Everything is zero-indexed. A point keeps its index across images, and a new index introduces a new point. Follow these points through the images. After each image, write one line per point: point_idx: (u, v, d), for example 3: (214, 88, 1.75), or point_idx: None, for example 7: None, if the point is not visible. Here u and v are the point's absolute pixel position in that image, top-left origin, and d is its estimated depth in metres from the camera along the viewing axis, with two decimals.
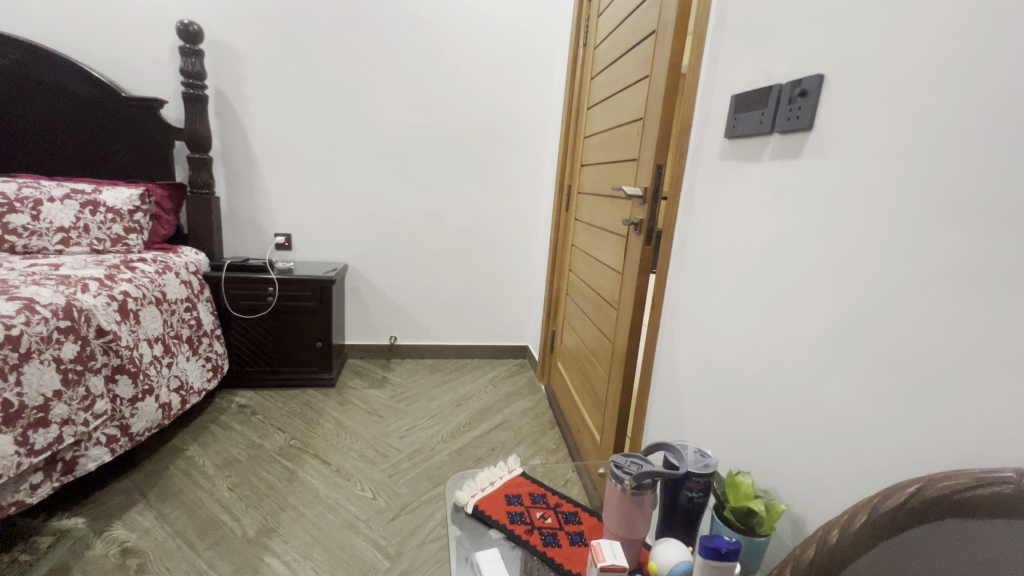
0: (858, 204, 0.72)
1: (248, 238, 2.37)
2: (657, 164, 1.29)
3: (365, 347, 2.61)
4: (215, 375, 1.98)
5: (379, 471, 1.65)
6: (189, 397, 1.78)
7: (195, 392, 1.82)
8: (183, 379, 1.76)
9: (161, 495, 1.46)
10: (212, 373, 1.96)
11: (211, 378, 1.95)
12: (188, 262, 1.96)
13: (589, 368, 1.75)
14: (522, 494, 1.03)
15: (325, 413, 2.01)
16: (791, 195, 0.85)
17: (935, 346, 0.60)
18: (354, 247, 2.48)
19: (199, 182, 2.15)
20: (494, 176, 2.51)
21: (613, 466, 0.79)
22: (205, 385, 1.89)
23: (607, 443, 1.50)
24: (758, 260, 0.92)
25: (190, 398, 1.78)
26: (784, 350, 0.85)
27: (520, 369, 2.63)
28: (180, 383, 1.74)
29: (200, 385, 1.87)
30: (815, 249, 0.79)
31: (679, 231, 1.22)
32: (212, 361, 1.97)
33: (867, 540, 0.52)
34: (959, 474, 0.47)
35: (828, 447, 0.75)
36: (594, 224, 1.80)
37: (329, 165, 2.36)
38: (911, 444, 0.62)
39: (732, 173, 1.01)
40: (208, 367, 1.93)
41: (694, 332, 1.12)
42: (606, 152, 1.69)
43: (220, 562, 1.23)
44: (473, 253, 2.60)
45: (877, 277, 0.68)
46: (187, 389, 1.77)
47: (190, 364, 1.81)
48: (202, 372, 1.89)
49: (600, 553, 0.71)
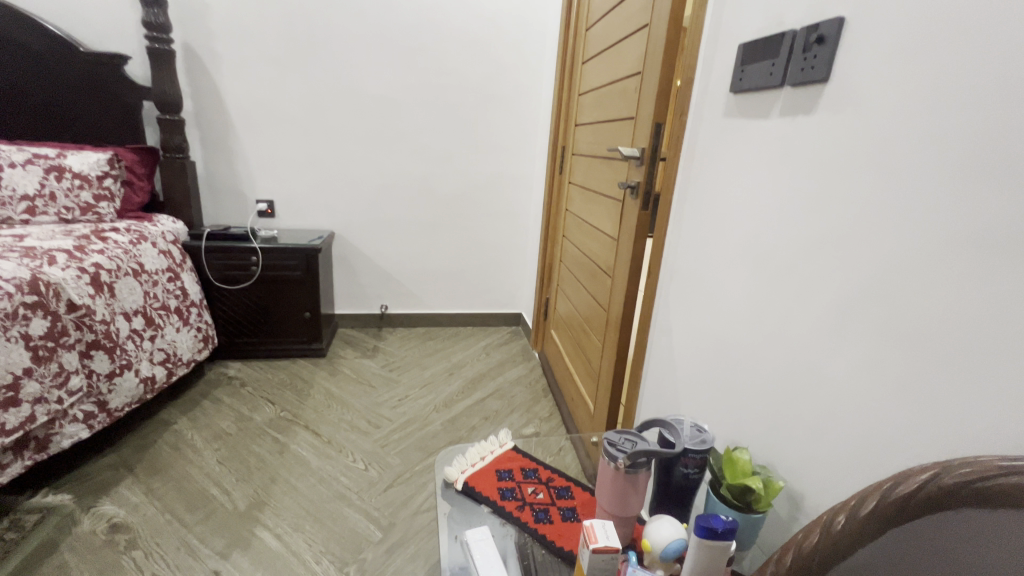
0: (876, 164, 0.66)
1: (228, 205, 2.27)
2: (656, 122, 1.21)
3: (356, 317, 2.57)
4: (207, 346, 1.94)
5: (370, 441, 1.64)
6: (177, 368, 1.74)
7: (185, 364, 1.78)
8: (173, 350, 1.72)
9: (150, 469, 1.44)
10: (203, 344, 1.92)
11: (203, 349, 1.91)
12: (165, 231, 1.88)
13: (583, 336, 1.72)
14: (513, 469, 1.00)
15: (316, 384, 1.99)
16: (801, 155, 0.78)
17: (952, 321, 0.56)
18: (341, 214, 2.39)
19: (173, 146, 2.03)
20: (485, 138, 2.40)
21: (607, 444, 0.76)
22: (196, 356, 1.85)
23: (600, 413, 1.49)
24: (763, 225, 0.87)
25: (178, 370, 1.73)
26: (788, 322, 0.81)
27: (514, 336, 2.60)
28: (168, 355, 1.69)
29: (191, 357, 1.83)
30: (825, 213, 0.74)
31: (678, 195, 1.16)
32: (203, 331, 1.92)
33: (874, 527, 0.49)
34: (977, 462, 0.43)
35: (830, 423, 0.72)
36: (588, 187, 1.72)
37: (310, 127, 2.24)
38: (920, 423, 0.59)
39: (737, 131, 0.94)
40: (199, 337, 1.89)
41: (693, 301, 1.08)
42: (602, 110, 1.59)
43: (211, 536, 1.22)
44: (465, 219, 2.52)
45: (892, 245, 0.63)
46: (176, 360, 1.73)
47: (180, 335, 1.77)
48: (194, 343, 1.85)
49: (593, 534, 0.69)
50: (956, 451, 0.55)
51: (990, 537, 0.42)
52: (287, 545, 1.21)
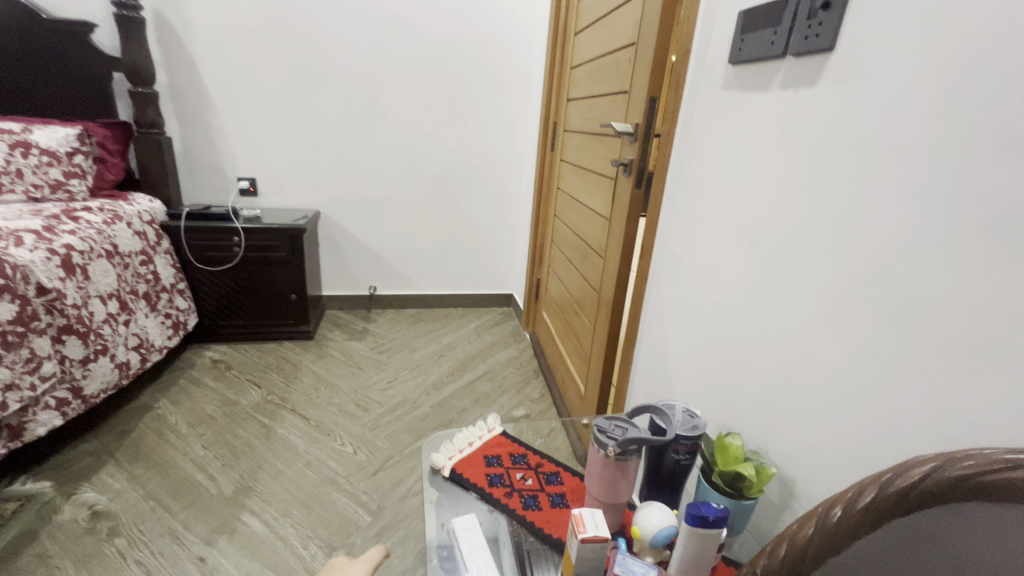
0: (881, 140, 0.62)
1: (208, 183, 2.19)
2: (651, 96, 1.16)
3: (344, 298, 2.52)
4: (179, 332, 1.87)
5: (359, 425, 1.62)
6: (150, 355, 1.69)
7: (157, 350, 1.73)
8: (144, 337, 1.67)
9: (132, 455, 1.41)
10: (174, 331, 1.85)
11: (174, 335, 1.84)
12: (141, 210, 1.81)
13: (574, 317, 1.70)
14: (502, 454, 0.98)
15: (303, 366, 1.96)
16: (802, 130, 0.74)
17: (957, 306, 0.53)
18: (326, 192, 2.32)
19: (146, 121, 1.94)
20: (475, 114, 2.33)
21: (596, 431, 0.74)
22: (167, 343, 1.79)
23: (591, 395, 1.47)
24: (761, 205, 0.83)
25: (151, 356, 1.69)
26: (784, 305, 0.78)
27: (505, 317, 2.58)
28: (140, 341, 1.65)
29: (162, 343, 1.77)
30: (826, 192, 0.70)
31: (672, 173, 1.12)
32: (173, 317, 1.85)
33: (870, 520, 0.46)
34: (977, 454, 0.41)
35: (826, 409, 0.70)
36: (580, 164, 1.67)
37: (292, 102, 2.16)
38: (917, 411, 0.57)
39: (735, 105, 0.90)
40: (168, 323, 1.82)
41: (686, 283, 1.05)
42: (595, 84, 1.53)
43: (196, 522, 1.21)
44: (454, 198, 2.46)
45: (896, 226, 0.60)
46: (148, 347, 1.68)
47: (150, 321, 1.71)
48: (163, 329, 1.79)
49: (581, 524, 0.67)
50: (955, 440, 0.53)
51: (997, 531, 0.40)
52: (274, 530, 1.20)
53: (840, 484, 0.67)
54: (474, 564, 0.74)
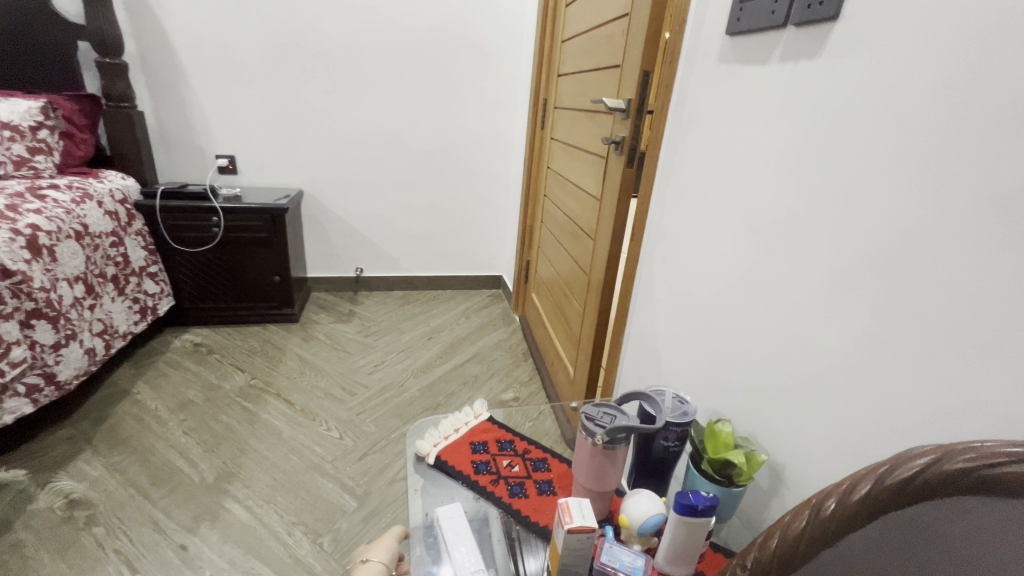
0: (887, 116, 0.59)
1: (184, 161, 2.11)
2: (644, 71, 1.11)
3: (330, 280, 2.47)
4: (147, 317, 1.81)
5: (345, 409, 1.60)
6: (114, 341, 1.64)
7: (122, 336, 1.68)
8: (108, 322, 1.62)
9: (111, 442, 1.38)
10: (141, 316, 1.79)
11: (140, 321, 1.78)
12: (113, 188, 1.73)
13: (564, 300, 1.67)
14: (488, 441, 0.96)
15: (288, 350, 1.92)
16: (802, 105, 0.71)
17: (959, 292, 0.51)
18: (309, 171, 2.24)
19: (116, 94, 1.85)
20: (462, 90, 2.25)
21: (584, 419, 0.71)
22: (131, 329, 1.73)
23: (580, 379, 1.46)
24: (758, 184, 0.80)
25: (115, 343, 1.64)
26: (779, 289, 0.76)
27: (495, 300, 2.54)
28: (105, 327, 1.59)
29: (127, 329, 1.71)
30: (826, 171, 0.67)
31: (665, 151, 1.08)
32: (141, 301, 1.79)
33: (867, 514, 0.45)
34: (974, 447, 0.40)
35: (818, 395, 0.69)
36: (571, 143, 1.62)
37: (271, 75, 2.06)
38: (914, 400, 0.56)
39: (732, 80, 0.86)
40: (135, 308, 1.76)
41: (678, 265, 1.02)
42: (586, 58, 1.47)
43: (177, 510, 1.18)
44: (441, 177, 2.40)
45: (897, 208, 0.58)
46: (112, 333, 1.63)
47: (116, 306, 1.66)
48: (129, 314, 1.73)
49: (567, 514, 0.65)
50: (952, 429, 0.52)
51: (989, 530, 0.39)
52: (257, 517, 1.18)
53: (832, 473, 0.66)
54: (457, 548, 0.72)
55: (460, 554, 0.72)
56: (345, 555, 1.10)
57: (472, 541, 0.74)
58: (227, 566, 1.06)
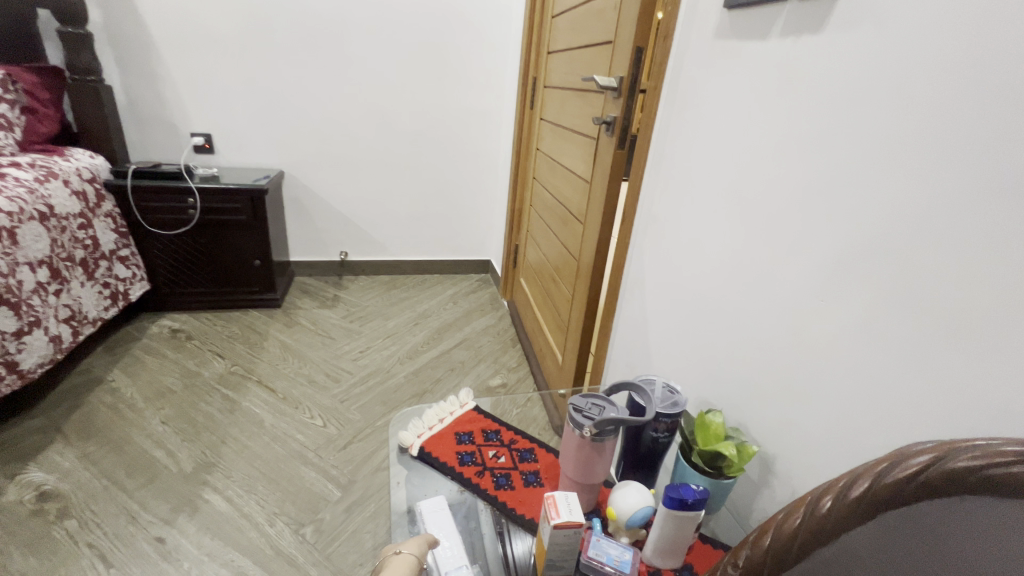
0: (893, 95, 0.56)
1: (157, 139, 2.02)
2: (637, 47, 1.06)
3: (314, 264, 2.41)
4: (118, 303, 1.75)
5: (329, 396, 1.56)
6: (83, 328, 1.58)
7: (91, 322, 1.62)
8: (77, 308, 1.56)
9: (84, 432, 1.33)
10: (113, 302, 1.73)
11: (112, 307, 1.72)
12: (80, 167, 1.65)
13: (552, 285, 1.64)
14: (474, 431, 0.94)
15: (270, 336, 1.87)
16: (803, 83, 0.67)
17: (963, 281, 0.49)
18: (290, 151, 2.17)
19: (80, 67, 1.74)
20: (449, 67, 2.17)
21: (572, 410, 0.69)
22: (102, 315, 1.67)
23: (569, 365, 1.44)
24: (753, 167, 0.77)
25: (84, 329, 1.58)
26: (773, 277, 0.73)
27: (483, 285, 2.51)
28: (72, 312, 1.53)
29: (97, 315, 1.66)
30: (827, 154, 0.64)
31: (658, 133, 1.04)
32: (112, 286, 1.72)
33: (863, 511, 0.43)
34: (973, 445, 0.38)
35: (812, 386, 0.67)
36: (561, 123, 1.57)
37: (248, 49, 1.97)
38: (912, 393, 0.54)
39: (729, 56, 0.82)
40: (106, 294, 1.70)
41: (670, 251, 1.00)
42: (577, 35, 1.41)
43: (154, 501, 1.15)
44: (428, 159, 2.33)
45: (899, 193, 0.55)
46: (80, 319, 1.57)
47: (85, 291, 1.60)
48: (99, 300, 1.67)
49: (554, 509, 0.63)
50: (950, 422, 0.51)
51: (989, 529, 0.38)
52: (238, 508, 1.15)
53: (823, 464, 0.65)
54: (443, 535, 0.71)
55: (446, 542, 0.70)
56: (328, 545, 1.08)
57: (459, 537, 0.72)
58: (206, 558, 1.03)
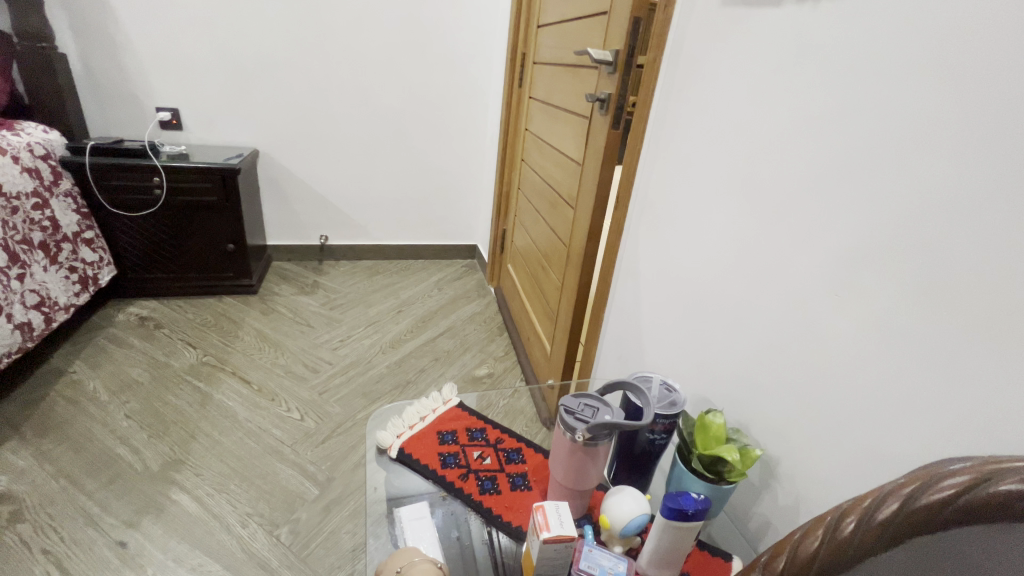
0: (923, 64, 0.49)
1: (120, 113, 1.89)
2: (635, 17, 0.99)
3: (293, 248, 2.31)
4: (89, 288, 1.65)
5: (308, 388, 1.49)
6: (55, 315, 1.49)
7: (63, 309, 1.53)
8: (44, 293, 1.47)
9: (40, 428, 1.25)
10: (83, 287, 1.62)
11: (83, 292, 1.62)
12: (31, 142, 1.52)
13: (541, 272, 1.58)
14: (458, 430, 0.88)
15: (245, 324, 1.78)
16: (819, 55, 0.61)
17: (1000, 277, 0.44)
18: (265, 129, 2.05)
19: (31, 32, 1.61)
20: (433, 41, 2.06)
21: (563, 412, 0.64)
22: (74, 301, 1.58)
23: (557, 356, 1.39)
24: (761, 149, 0.71)
25: (57, 316, 1.50)
26: (781, 270, 0.68)
27: (470, 271, 2.43)
28: (41, 299, 1.45)
29: (69, 301, 1.56)
30: (843, 134, 0.58)
31: (656, 111, 0.97)
32: (80, 271, 1.62)
33: (891, 536, 0.38)
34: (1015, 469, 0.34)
35: (820, 386, 0.63)
36: (551, 101, 1.49)
37: (215, 16, 1.83)
38: (931, 399, 0.50)
39: (736, 27, 0.75)
40: (74, 279, 1.59)
41: (667, 238, 0.94)
42: (569, 6, 1.33)
43: (116, 502, 1.08)
44: (412, 139, 2.23)
45: (927, 177, 0.49)
46: (51, 305, 1.48)
47: (49, 276, 1.50)
48: (68, 285, 1.57)
49: (545, 520, 0.58)
50: (976, 431, 0.46)
51: None
52: (208, 508, 1.09)
53: (831, 470, 0.61)
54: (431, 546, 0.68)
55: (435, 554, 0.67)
56: (304, 548, 1.03)
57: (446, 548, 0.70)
58: (172, 563, 0.97)
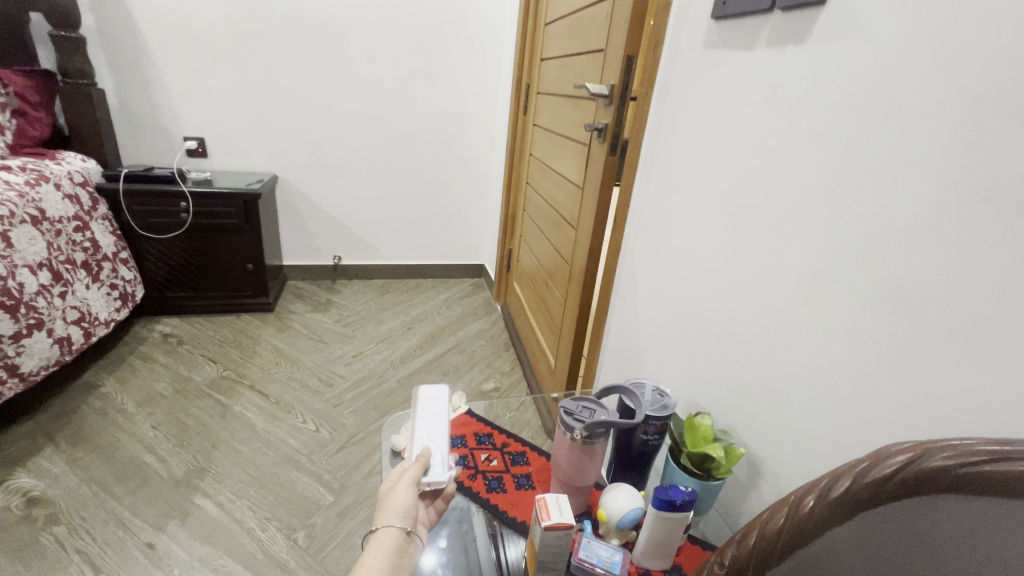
0: (877, 100, 0.57)
1: (151, 143, 2.02)
2: (629, 55, 1.08)
3: (307, 268, 2.40)
4: (127, 304, 1.77)
5: (322, 401, 1.56)
6: (95, 329, 1.59)
7: (103, 324, 1.63)
8: (86, 309, 1.57)
9: (73, 438, 1.32)
10: (122, 303, 1.74)
11: (122, 308, 1.75)
12: (71, 170, 1.64)
13: (546, 289, 1.66)
14: (467, 435, 0.95)
15: (262, 340, 1.86)
16: (789, 93, 0.69)
17: (943, 286, 0.50)
18: (285, 156, 2.17)
19: (73, 70, 1.74)
20: (443, 73, 2.19)
21: (563, 414, 0.70)
22: (114, 316, 1.69)
23: (561, 369, 1.45)
24: (743, 174, 0.78)
25: (97, 330, 1.60)
26: (762, 285, 0.75)
27: (477, 289, 2.51)
28: (81, 314, 1.54)
29: (109, 316, 1.67)
30: (811, 162, 0.66)
31: (650, 139, 1.05)
32: (118, 288, 1.74)
33: (842, 510, 0.43)
34: (951, 445, 0.38)
35: (800, 389, 0.69)
36: (554, 129, 1.58)
37: (241, 54, 1.98)
38: (893, 396, 0.56)
39: (718, 66, 0.84)
40: (115, 296, 1.71)
41: (662, 255, 1.01)
42: (569, 41, 1.44)
43: (143, 507, 1.14)
44: (421, 164, 2.34)
45: (883, 200, 0.56)
46: (91, 320, 1.58)
47: (92, 293, 1.60)
48: (109, 301, 1.68)
49: (545, 511, 0.64)
50: (929, 423, 0.52)
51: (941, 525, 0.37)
52: (230, 512, 1.15)
53: (813, 466, 0.66)
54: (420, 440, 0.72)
55: (429, 446, 0.71)
56: (320, 550, 1.08)
57: (445, 425, 0.75)
58: (197, 564, 1.03)
